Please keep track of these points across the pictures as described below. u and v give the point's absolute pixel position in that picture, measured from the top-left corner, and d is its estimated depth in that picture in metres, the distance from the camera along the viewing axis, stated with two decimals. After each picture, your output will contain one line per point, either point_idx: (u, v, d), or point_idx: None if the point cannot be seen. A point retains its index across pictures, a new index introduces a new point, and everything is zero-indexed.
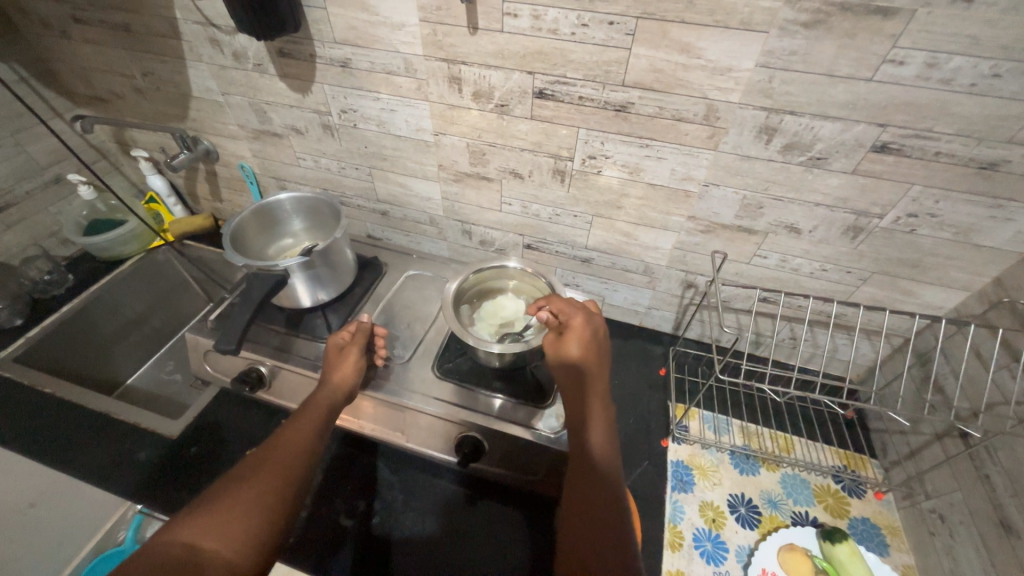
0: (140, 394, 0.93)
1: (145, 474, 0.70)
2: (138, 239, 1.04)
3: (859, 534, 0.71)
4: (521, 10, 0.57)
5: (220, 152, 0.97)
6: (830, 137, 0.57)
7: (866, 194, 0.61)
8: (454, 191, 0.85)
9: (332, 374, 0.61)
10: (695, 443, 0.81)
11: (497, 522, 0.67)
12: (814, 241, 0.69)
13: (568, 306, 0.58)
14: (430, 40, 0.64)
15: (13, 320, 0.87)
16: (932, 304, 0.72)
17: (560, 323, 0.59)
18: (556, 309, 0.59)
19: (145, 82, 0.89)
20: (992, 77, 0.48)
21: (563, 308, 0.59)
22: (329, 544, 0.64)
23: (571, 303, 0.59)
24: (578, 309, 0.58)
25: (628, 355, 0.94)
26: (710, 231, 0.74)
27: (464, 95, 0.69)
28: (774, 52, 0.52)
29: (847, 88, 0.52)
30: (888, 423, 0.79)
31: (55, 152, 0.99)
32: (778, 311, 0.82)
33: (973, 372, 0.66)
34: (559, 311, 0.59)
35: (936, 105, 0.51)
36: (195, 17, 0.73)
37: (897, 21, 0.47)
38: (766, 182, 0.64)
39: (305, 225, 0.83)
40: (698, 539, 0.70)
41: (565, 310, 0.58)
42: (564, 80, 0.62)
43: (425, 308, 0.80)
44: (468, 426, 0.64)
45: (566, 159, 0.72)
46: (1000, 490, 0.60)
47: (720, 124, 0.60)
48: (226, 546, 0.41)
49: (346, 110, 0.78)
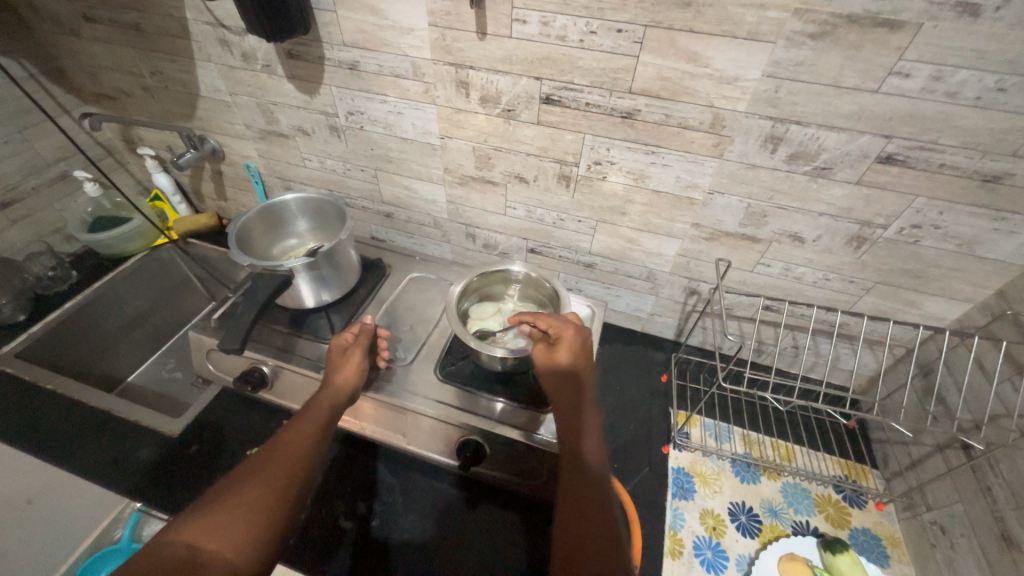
0: (140, 393, 0.93)
1: (144, 473, 0.69)
2: (143, 236, 1.04)
3: (859, 545, 0.71)
4: (530, 16, 0.57)
5: (226, 151, 0.97)
6: (835, 147, 0.57)
7: (871, 204, 0.62)
8: (459, 194, 0.85)
9: (333, 376, 0.61)
10: (696, 450, 0.81)
11: (496, 527, 0.67)
12: (818, 250, 0.70)
13: (556, 320, 0.59)
14: (439, 45, 0.64)
15: (15, 315, 0.87)
16: (934, 315, 0.72)
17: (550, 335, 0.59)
18: (544, 322, 0.59)
19: (153, 80, 0.89)
20: (997, 91, 0.48)
21: (551, 321, 0.59)
22: (328, 546, 0.64)
23: (559, 316, 0.59)
24: (567, 322, 0.59)
25: (629, 361, 0.94)
26: (714, 239, 0.74)
27: (471, 100, 0.69)
28: (781, 62, 0.52)
29: (853, 99, 0.53)
30: (889, 433, 0.79)
31: (62, 149, 1.00)
32: (781, 319, 0.82)
33: (976, 385, 0.66)
34: (547, 325, 0.59)
35: (941, 117, 0.51)
36: (205, 18, 0.74)
37: (904, 34, 0.47)
38: (770, 191, 0.65)
39: (310, 226, 0.83)
40: (698, 547, 0.70)
41: (553, 323, 0.59)
42: (571, 86, 0.62)
43: (428, 311, 0.80)
44: (470, 429, 0.64)
45: (571, 164, 0.72)
46: (1001, 503, 0.60)
47: (726, 132, 0.60)
48: (226, 547, 0.40)
49: (353, 113, 0.78)
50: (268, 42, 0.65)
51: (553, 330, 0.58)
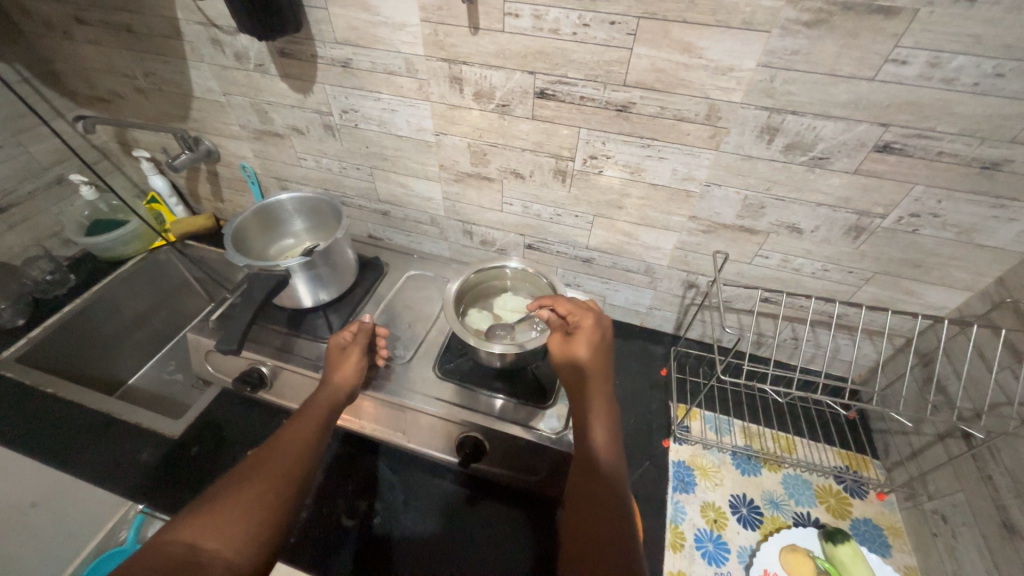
0: (141, 395, 0.93)
1: (145, 474, 0.70)
2: (140, 239, 1.04)
3: (860, 535, 0.71)
4: (522, 9, 0.57)
5: (222, 152, 0.97)
6: (832, 137, 0.57)
7: (869, 194, 0.61)
8: (455, 191, 0.85)
9: (332, 375, 0.60)
10: (696, 444, 0.81)
11: (498, 522, 0.67)
12: (816, 241, 0.69)
13: (577, 307, 0.59)
14: (431, 40, 0.64)
15: (15, 319, 0.88)
16: (934, 304, 0.71)
17: (569, 323, 0.59)
18: (564, 309, 0.60)
19: (146, 82, 0.89)
20: (995, 76, 0.47)
21: (571, 309, 0.59)
22: (330, 544, 0.64)
23: (579, 304, 0.59)
24: (588, 310, 0.58)
25: (628, 355, 0.94)
26: (712, 231, 0.74)
27: (465, 95, 0.69)
28: (777, 52, 0.52)
29: (849, 87, 0.52)
30: (890, 424, 0.79)
31: (57, 152, 0.99)
32: (780, 311, 0.82)
33: (976, 373, 0.66)
34: (567, 311, 0.59)
35: (939, 104, 0.51)
36: (196, 18, 0.73)
37: (900, 21, 0.46)
38: (767, 182, 0.64)
39: (306, 225, 0.83)
40: (699, 540, 0.70)
41: (573, 311, 0.59)
42: (566, 80, 0.62)
43: (426, 309, 0.80)
44: (468, 426, 0.64)
45: (567, 159, 0.71)
46: (1002, 491, 0.59)
47: (722, 124, 0.60)
48: (226, 546, 0.40)
49: (347, 111, 0.78)
50: (260, 41, 0.65)
51: (573, 319, 0.58)
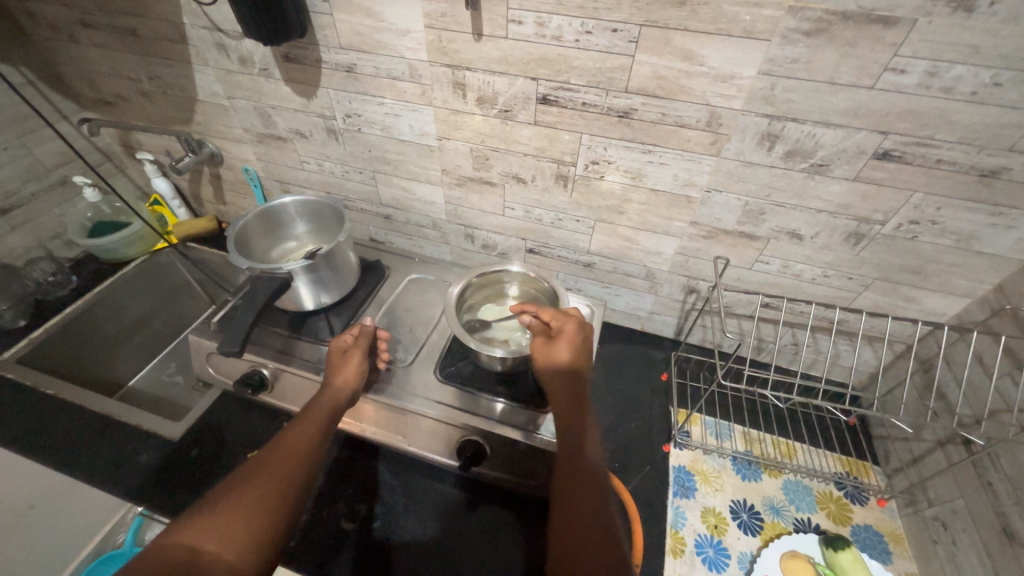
0: (141, 397, 0.93)
1: (145, 477, 0.70)
2: (142, 241, 1.04)
3: (861, 542, 0.71)
4: (526, 17, 0.58)
5: (225, 155, 0.98)
6: (832, 144, 0.57)
7: (869, 201, 0.62)
8: (457, 195, 0.85)
9: (334, 377, 0.61)
10: (696, 448, 0.81)
11: (497, 527, 0.67)
12: (816, 247, 0.70)
13: (559, 313, 0.60)
14: (435, 46, 0.64)
15: (16, 321, 0.88)
16: (934, 310, 0.72)
17: (551, 328, 0.60)
18: (545, 315, 0.61)
19: (151, 85, 0.90)
20: (993, 86, 0.48)
21: (555, 313, 0.60)
22: (329, 548, 0.64)
23: (560, 310, 0.61)
24: (569, 316, 0.60)
25: (628, 360, 0.94)
26: (712, 237, 0.74)
27: (468, 101, 0.69)
28: (777, 60, 0.52)
29: (848, 95, 0.53)
30: (890, 430, 0.79)
31: (61, 154, 1.00)
32: (780, 316, 0.82)
33: (976, 380, 0.66)
34: (549, 316, 0.61)
35: (937, 113, 0.51)
36: (202, 22, 0.74)
37: (899, 30, 0.47)
38: (767, 188, 0.65)
39: (308, 229, 0.83)
40: (699, 545, 0.69)
41: (556, 315, 0.60)
42: (567, 86, 0.62)
43: (427, 313, 0.80)
44: (469, 430, 0.64)
45: (569, 164, 0.72)
46: (1002, 498, 0.59)
47: (723, 130, 0.60)
48: (227, 549, 0.40)
49: (350, 115, 0.79)
50: (265, 45, 0.66)
51: (555, 324, 0.60)
